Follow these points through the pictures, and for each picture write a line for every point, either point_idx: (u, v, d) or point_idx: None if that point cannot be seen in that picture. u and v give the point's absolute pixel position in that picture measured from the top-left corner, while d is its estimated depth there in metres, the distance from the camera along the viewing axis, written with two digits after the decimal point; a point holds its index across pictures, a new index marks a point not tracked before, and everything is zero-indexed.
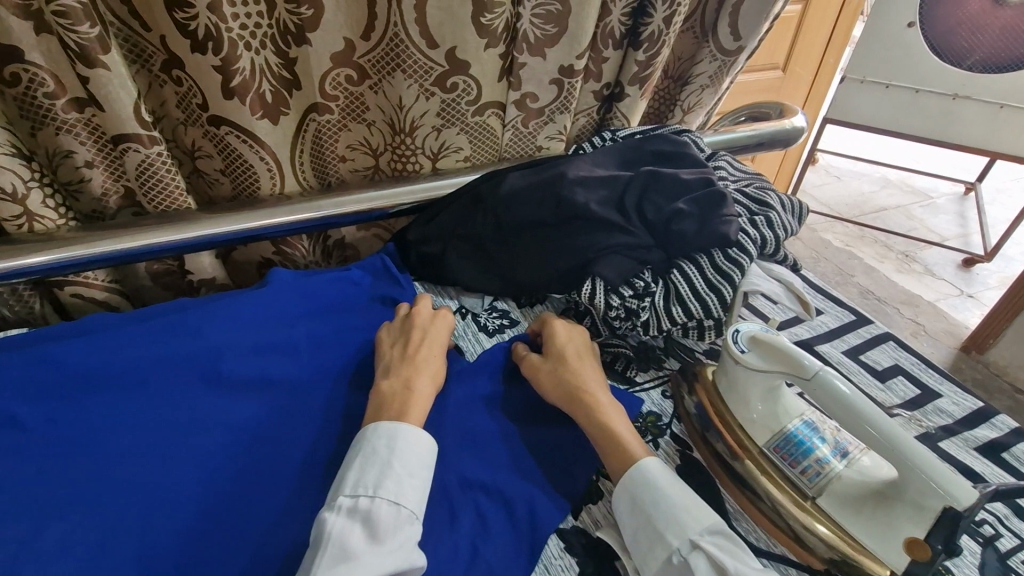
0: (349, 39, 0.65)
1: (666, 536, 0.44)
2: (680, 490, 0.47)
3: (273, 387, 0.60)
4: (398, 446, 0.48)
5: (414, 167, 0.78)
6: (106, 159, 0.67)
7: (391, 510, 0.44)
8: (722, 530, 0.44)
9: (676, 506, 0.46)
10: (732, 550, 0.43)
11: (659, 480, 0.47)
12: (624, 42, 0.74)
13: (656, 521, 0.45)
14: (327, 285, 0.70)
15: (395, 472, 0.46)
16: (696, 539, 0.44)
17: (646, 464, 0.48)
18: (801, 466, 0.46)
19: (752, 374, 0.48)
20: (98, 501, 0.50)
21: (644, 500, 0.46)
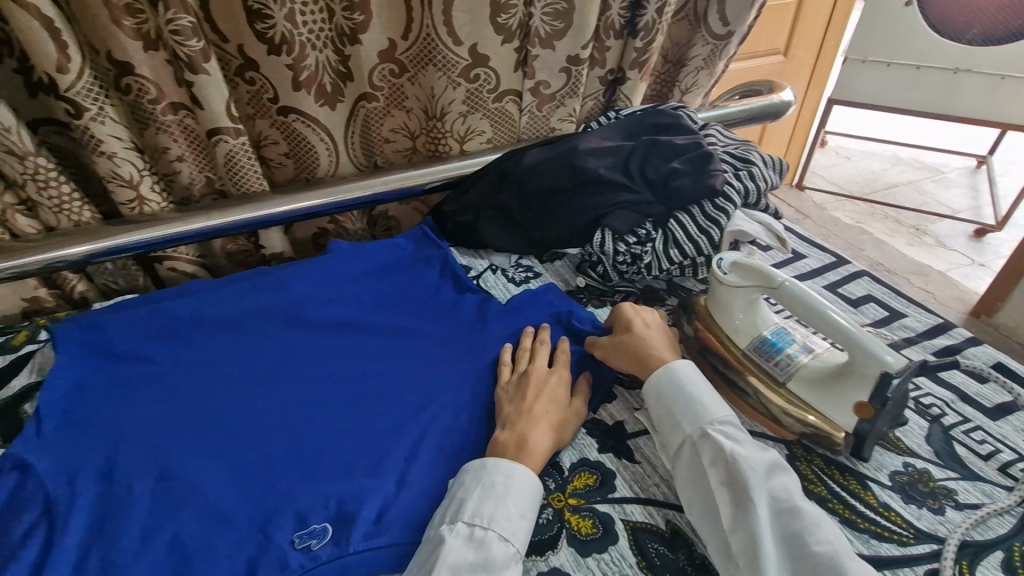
0: (391, 39, 0.77)
1: (683, 426, 0.53)
2: (697, 391, 0.54)
3: (345, 328, 0.73)
4: (514, 486, 0.50)
5: (445, 149, 0.90)
6: (194, 153, 0.81)
7: (498, 544, 0.47)
8: (732, 422, 0.52)
9: (693, 404, 0.54)
10: (739, 439, 0.51)
11: (683, 381, 0.55)
12: (623, 32, 0.86)
13: (676, 413, 0.54)
14: (380, 249, 0.81)
15: (508, 508, 0.49)
16: (709, 428, 0.52)
17: (676, 369, 0.56)
18: (775, 358, 0.57)
19: (733, 291, 0.59)
20: (219, 412, 0.62)
21: (666, 397, 0.55)
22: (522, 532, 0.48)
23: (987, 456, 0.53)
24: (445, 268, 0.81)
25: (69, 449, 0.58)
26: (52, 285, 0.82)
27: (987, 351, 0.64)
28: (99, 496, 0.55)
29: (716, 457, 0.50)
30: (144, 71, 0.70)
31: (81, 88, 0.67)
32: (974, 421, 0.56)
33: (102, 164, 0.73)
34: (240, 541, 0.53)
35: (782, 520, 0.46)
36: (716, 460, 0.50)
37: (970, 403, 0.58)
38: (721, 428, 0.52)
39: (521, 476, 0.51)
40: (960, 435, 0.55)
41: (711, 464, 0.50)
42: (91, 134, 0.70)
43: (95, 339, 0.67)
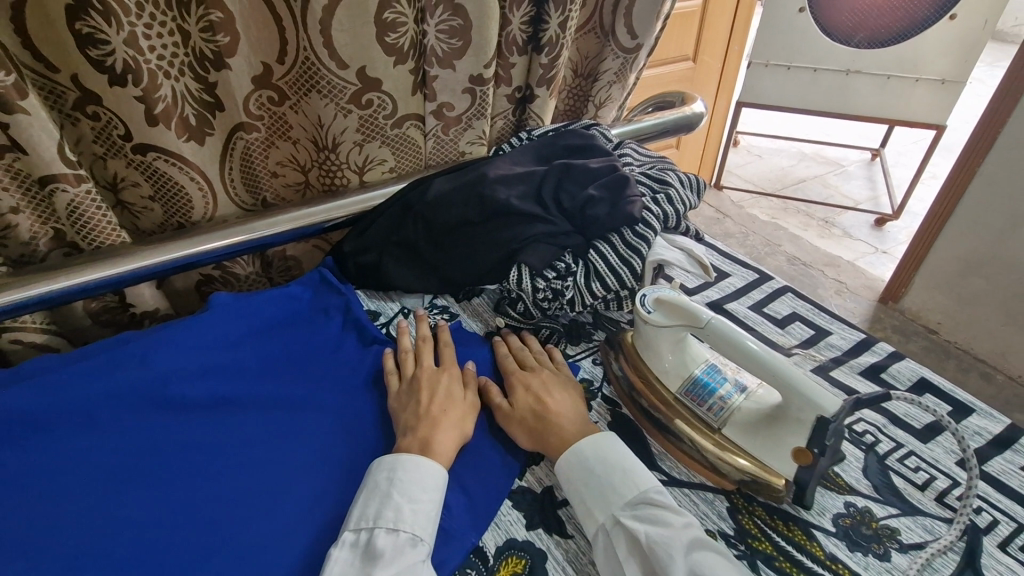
0: (265, 62, 0.68)
1: (595, 512, 0.48)
2: (606, 466, 0.50)
3: (225, 404, 0.62)
4: (397, 478, 0.50)
5: (343, 181, 0.81)
6: (31, 203, 0.67)
7: (389, 538, 0.46)
8: (648, 500, 0.48)
9: (602, 483, 0.50)
10: (652, 518, 0.46)
11: (587, 456, 0.51)
12: (528, 48, 0.80)
13: (585, 498, 0.49)
14: (270, 304, 0.71)
15: (396, 501, 0.48)
16: (618, 513, 0.48)
17: (580, 448, 0.52)
18: (708, 403, 0.53)
19: (657, 330, 0.55)
20: (59, 536, 0.50)
21: (575, 479, 0.51)
22: (418, 522, 0.48)
23: (923, 485, 0.51)
24: (348, 318, 0.72)
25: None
26: None
27: (910, 366, 0.63)
28: None
29: (633, 544, 0.46)
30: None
31: None
32: (907, 446, 0.54)
33: None
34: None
35: None
36: (632, 551, 0.45)
37: (902, 426, 0.56)
38: (633, 509, 0.47)
39: (416, 467, 0.51)
40: (896, 464, 0.52)
41: (628, 554, 0.45)
42: None
43: None
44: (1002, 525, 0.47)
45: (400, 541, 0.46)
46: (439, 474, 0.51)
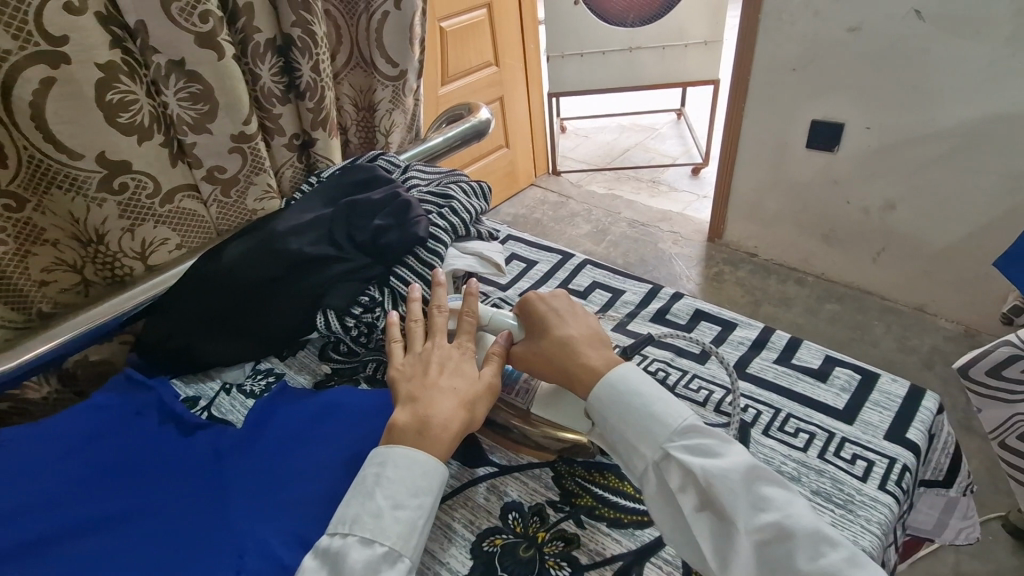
0: None
1: (642, 449, 0.50)
2: (651, 398, 0.51)
3: (33, 547, 0.56)
4: (385, 477, 0.49)
5: (125, 271, 0.75)
6: None
7: (365, 551, 0.46)
8: (693, 428, 0.49)
9: (653, 417, 0.50)
10: (706, 448, 0.48)
11: (629, 392, 0.52)
12: (289, 96, 0.81)
13: (632, 436, 0.51)
14: (72, 422, 0.66)
15: (381, 510, 0.48)
16: (668, 447, 0.49)
17: (615, 378, 0.53)
18: (517, 386, 0.60)
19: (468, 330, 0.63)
20: None
21: (615, 418, 0.52)
22: (397, 535, 0.47)
23: (704, 401, 0.59)
24: (165, 412, 0.68)
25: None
26: None
27: (689, 302, 0.73)
28: None
29: (684, 476, 0.48)
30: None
31: None
32: (690, 371, 0.63)
33: None
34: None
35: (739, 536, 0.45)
36: (688, 484, 0.48)
37: (684, 356, 0.65)
38: (683, 438, 0.49)
39: (403, 469, 0.49)
40: (683, 390, 0.61)
41: (684, 485, 0.48)
42: None
43: None
44: (763, 414, 0.57)
45: (375, 555, 0.46)
46: (431, 472, 0.50)
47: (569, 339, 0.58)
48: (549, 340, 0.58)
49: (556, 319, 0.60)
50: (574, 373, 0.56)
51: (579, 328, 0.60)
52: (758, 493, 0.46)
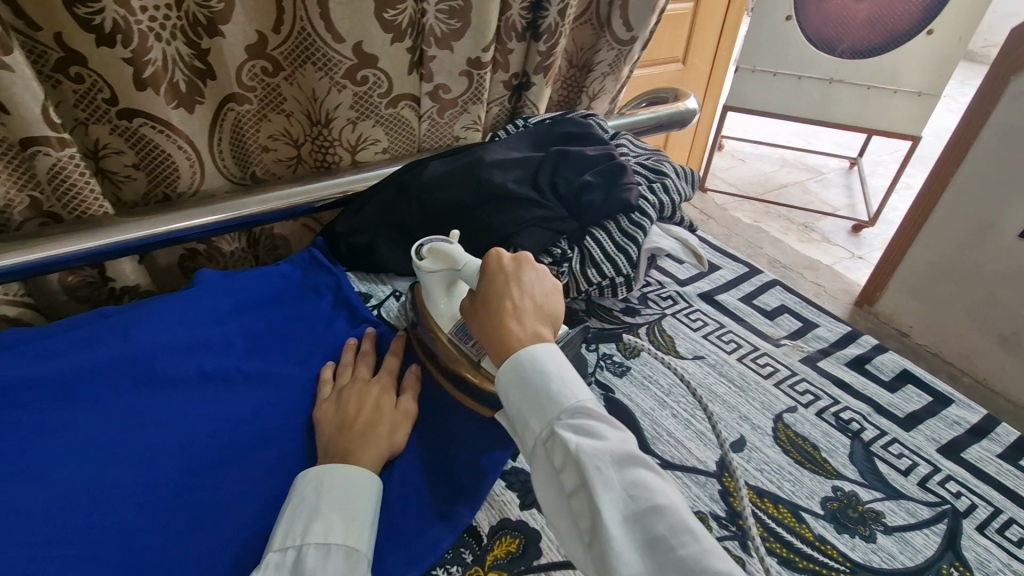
0: (261, 31, 0.66)
1: (531, 423, 0.44)
2: (547, 373, 0.45)
3: (211, 381, 0.60)
4: (326, 489, 0.46)
5: (333, 159, 0.78)
6: (8, 167, 0.63)
7: (319, 555, 0.43)
8: (586, 407, 0.43)
9: (545, 390, 0.44)
10: (594, 429, 0.42)
11: (535, 362, 0.45)
12: (526, 34, 0.80)
13: (523, 408, 0.45)
14: (256, 280, 0.70)
15: (328, 517, 0.45)
16: (554, 425, 0.43)
17: (519, 349, 0.47)
18: (476, 342, 0.55)
19: (431, 276, 0.59)
20: (35, 505, 0.48)
21: (511, 388, 0.46)
22: (352, 536, 0.45)
23: (906, 471, 0.52)
24: (338, 296, 0.71)
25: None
26: None
27: (893, 358, 0.65)
28: None
29: (566, 456, 0.42)
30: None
31: None
32: (891, 434, 0.56)
33: None
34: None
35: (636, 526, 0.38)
36: (569, 463, 0.41)
37: (885, 415, 0.58)
38: (574, 418, 0.43)
39: (348, 478, 0.47)
40: (880, 451, 0.54)
41: (565, 465, 0.42)
42: None
43: None
44: (979, 509, 0.50)
45: (330, 560, 0.43)
46: (371, 481, 0.48)
47: (505, 297, 0.50)
48: (483, 289, 0.52)
49: (514, 268, 0.52)
50: (488, 334, 0.49)
51: (535, 289, 0.51)
52: (635, 480, 0.40)
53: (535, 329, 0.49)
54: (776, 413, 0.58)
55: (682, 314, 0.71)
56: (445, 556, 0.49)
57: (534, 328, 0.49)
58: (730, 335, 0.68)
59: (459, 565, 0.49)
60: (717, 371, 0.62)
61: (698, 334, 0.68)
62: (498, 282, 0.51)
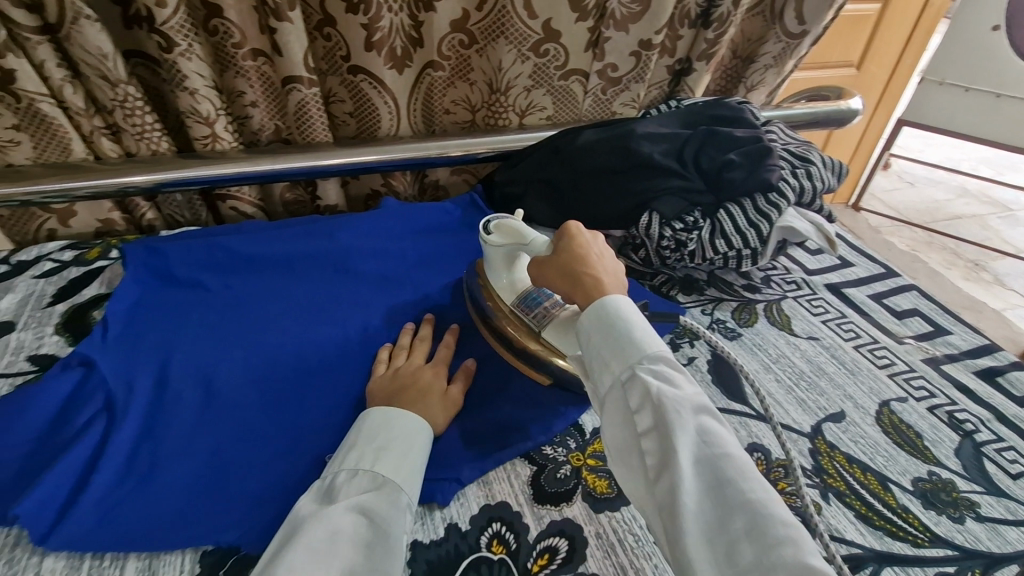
0: (465, 9, 0.78)
1: (610, 367, 0.44)
2: (634, 324, 0.45)
3: (385, 281, 0.73)
4: (365, 429, 0.48)
5: (504, 122, 0.90)
6: (267, 100, 0.82)
7: (359, 481, 0.44)
8: (666, 357, 0.43)
9: (626, 337, 0.44)
10: (671, 376, 0.41)
11: (618, 311, 0.45)
12: (697, 22, 0.86)
13: (604, 351, 0.44)
14: (427, 211, 0.83)
15: (363, 450, 0.46)
16: (634, 369, 0.42)
17: (607, 298, 0.46)
18: (536, 312, 0.57)
19: (496, 251, 0.60)
20: (261, 339, 0.63)
21: (594, 330, 0.45)
22: (386, 465, 0.45)
23: (1016, 475, 0.54)
24: None
25: (110, 383, 0.56)
26: (123, 210, 0.83)
27: None
28: (152, 401, 0.56)
29: (643, 404, 0.41)
30: (230, 15, 0.71)
31: (175, 23, 0.68)
32: (1008, 441, 0.57)
33: (185, 99, 0.75)
34: (288, 473, 0.50)
35: (706, 480, 0.37)
36: (645, 407, 0.41)
37: (1006, 424, 0.58)
38: (655, 367, 0.42)
39: (382, 419, 0.48)
40: (991, 452, 0.55)
41: (641, 412, 0.41)
42: (178, 68, 0.72)
43: (159, 265, 0.70)
44: None
45: (353, 484, 0.43)
46: (407, 423, 0.48)
47: (588, 247, 0.52)
48: (566, 240, 0.52)
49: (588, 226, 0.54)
50: (579, 279, 0.49)
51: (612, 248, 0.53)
52: (705, 428, 0.39)
53: (618, 277, 0.50)
54: (883, 399, 0.59)
55: (804, 299, 0.73)
56: (553, 437, 0.55)
57: (617, 278, 0.50)
58: (851, 325, 0.69)
59: (564, 448, 0.54)
60: (830, 353, 0.65)
61: (816, 320, 0.70)
62: (579, 235, 0.52)
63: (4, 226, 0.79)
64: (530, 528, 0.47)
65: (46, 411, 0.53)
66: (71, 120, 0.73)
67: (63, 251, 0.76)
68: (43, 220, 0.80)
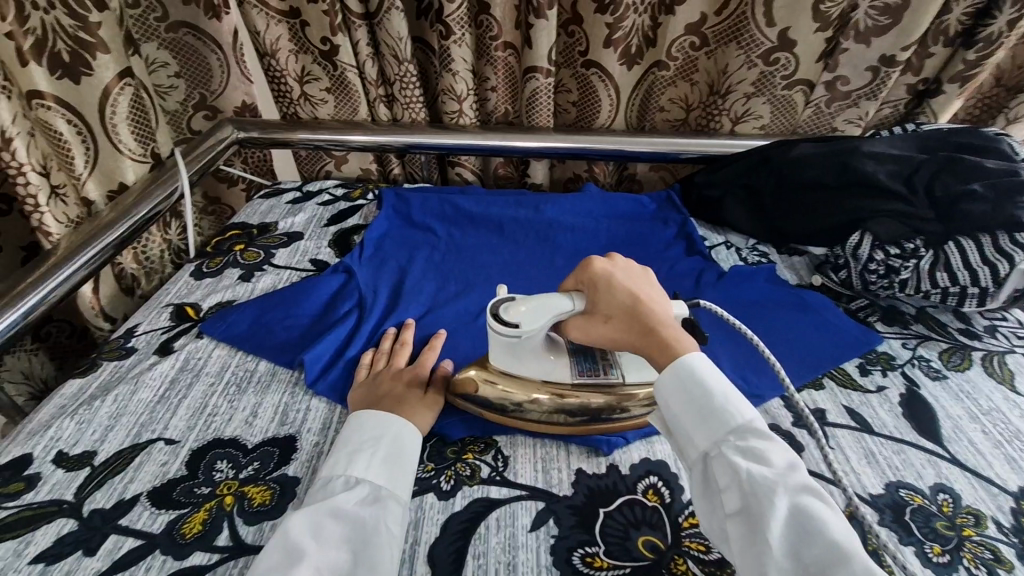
0: (704, 13, 0.81)
1: (694, 438, 0.44)
2: (710, 386, 0.44)
3: (579, 256, 0.81)
4: (350, 436, 0.49)
5: (716, 125, 0.92)
6: (505, 87, 0.96)
7: (352, 489, 0.45)
8: (750, 428, 0.42)
9: (709, 405, 0.44)
10: (759, 450, 0.41)
11: (697, 372, 0.45)
12: (956, 41, 0.79)
13: (685, 421, 0.45)
14: (625, 201, 0.88)
15: (351, 463, 0.47)
16: (720, 444, 0.42)
17: (681, 360, 0.46)
18: (598, 367, 0.55)
19: (529, 337, 0.52)
20: (472, 282, 0.75)
21: (676, 398, 0.45)
22: (376, 472, 0.46)
23: None
24: (681, 230, 0.84)
25: (361, 290, 0.72)
26: (379, 163, 1.03)
27: None
28: (387, 310, 0.70)
29: (731, 481, 0.41)
30: (495, 11, 0.85)
31: (456, 16, 0.83)
32: None
33: (447, 80, 0.91)
34: None
35: (798, 547, 0.37)
36: (734, 483, 0.41)
37: None
38: (739, 438, 0.42)
39: (374, 420, 0.50)
40: None
41: (727, 486, 0.41)
42: (450, 53, 0.87)
43: (403, 209, 0.87)
44: None
45: (335, 484, 0.46)
46: (394, 427, 0.50)
47: (637, 290, 0.51)
48: (608, 290, 0.51)
49: (610, 264, 0.53)
50: (647, 327, 0.49)
51: (642, 278, 0.54)
52: (803, 505, 0.38)
53: (664, 301, 0.52)
54: None
55: None
56: None
57: (665, 304, 0.52)
58: None
59: None
60: None
61: None
62: (610, 276, 0.52)
63: (300, 163, 1.03)
64: (683, 489, 0.51)
65: (319, 301, 0.70)
66: (363, 88, 0.93)
67: (337, 187, 0.97)
68: (325, 163, 1.03)
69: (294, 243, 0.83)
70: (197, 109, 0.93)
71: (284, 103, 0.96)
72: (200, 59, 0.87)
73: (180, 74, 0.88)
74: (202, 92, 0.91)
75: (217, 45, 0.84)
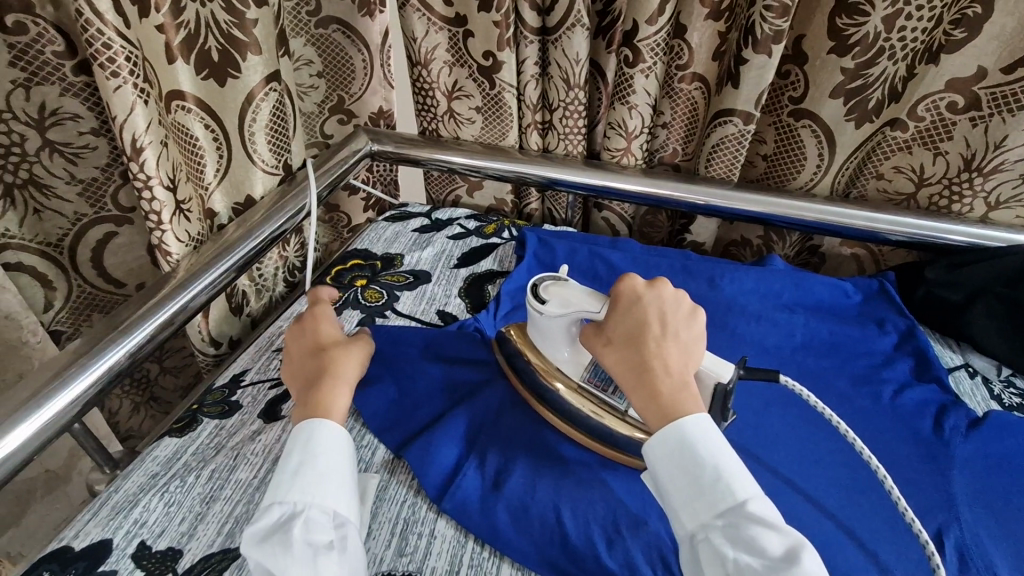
0: (983, 67, 0.62)
1: (683, 513, 0.38)
2: (705, 456, 0.39)
3: (765, 355, 0.64)
4: (293, 462, 0.42)
5: (961, 207, 0.72)
6: (681, 125, 0.79)
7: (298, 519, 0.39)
8: (746, 507, 0.37)
9: (701, 481, 0.38)
10: (753, 535, 0.36)
11: (696, 442, 0.39)
12: None
13: (677, 496, 0.39)
14: (828, 286, 0.70)
15: (289, 491, 0.40)
16: (710, 525, 0.37)
17: (681, 425, 0.40)
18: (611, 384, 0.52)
19: (550, 320, 0.51)
20: None
21: (667, 470, 0.39)
22: (319, 490, 0.41)
23: None
24: (906, 342, 0.65)
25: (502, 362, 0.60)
26: (516, 195, 0.91)
27: None
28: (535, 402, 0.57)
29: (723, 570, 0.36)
30: (692, 36, 0.70)
31: (651, 41, 0.69)
32: None
33: (620, 112, 0.76)
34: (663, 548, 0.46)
35: None
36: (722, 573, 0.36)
37: None
38: (733, 520, 0.37)
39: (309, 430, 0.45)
40: None
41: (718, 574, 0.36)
42: (631, 82, 0.73)
43: (548, 257, 0.74)
44: None
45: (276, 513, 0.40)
46: (331, 436, 0.44)
47: (651, 323, 0.45)
48: (617, 318, 0.46)
49: (639, 289, 0.46)
50: (641, 363, 0.43)
51: (678, 315, 0.45)
52: None
53: (687, 348, 0.44)
54: None
55: None
56: None
57: (682, 351, 0.44)
58: None
59: None
60: None
61: None
62: (633, 303, 0.46)
63: (429, 186, 0.93)
64: None
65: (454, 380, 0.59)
66: (518, 111, 0.80)
67: (468, 219, 0.85)
68: (456, 187, 0.92)
69: (420, 287, 0.72)
70: (332, 112, 0.85)
71: (426, 117, 0.85)
72: (343, 57, 0.78)
73: (322, 74, 0.80)
74: (341, 95, 0.83)
75: (363, 41, 0.76)
